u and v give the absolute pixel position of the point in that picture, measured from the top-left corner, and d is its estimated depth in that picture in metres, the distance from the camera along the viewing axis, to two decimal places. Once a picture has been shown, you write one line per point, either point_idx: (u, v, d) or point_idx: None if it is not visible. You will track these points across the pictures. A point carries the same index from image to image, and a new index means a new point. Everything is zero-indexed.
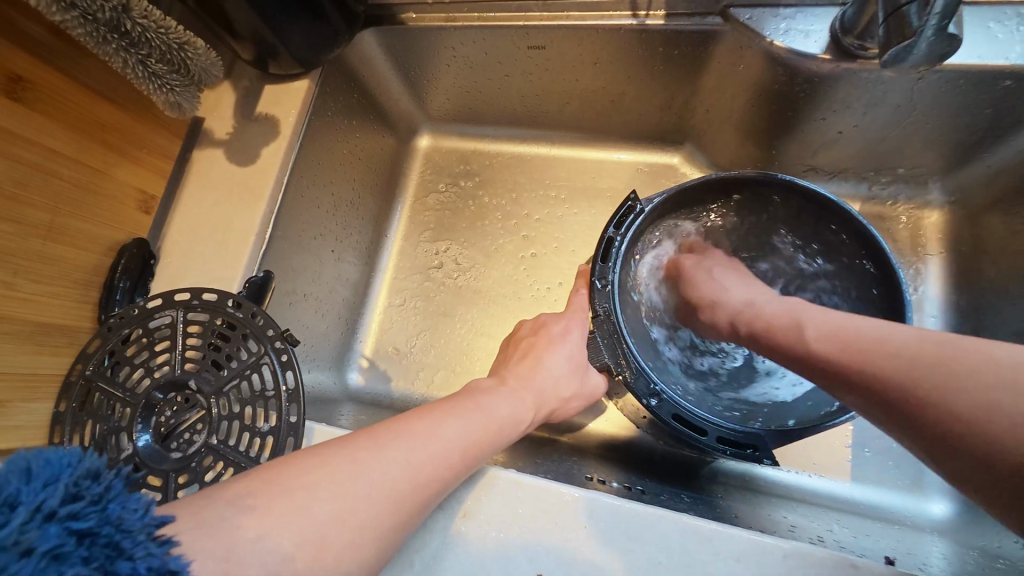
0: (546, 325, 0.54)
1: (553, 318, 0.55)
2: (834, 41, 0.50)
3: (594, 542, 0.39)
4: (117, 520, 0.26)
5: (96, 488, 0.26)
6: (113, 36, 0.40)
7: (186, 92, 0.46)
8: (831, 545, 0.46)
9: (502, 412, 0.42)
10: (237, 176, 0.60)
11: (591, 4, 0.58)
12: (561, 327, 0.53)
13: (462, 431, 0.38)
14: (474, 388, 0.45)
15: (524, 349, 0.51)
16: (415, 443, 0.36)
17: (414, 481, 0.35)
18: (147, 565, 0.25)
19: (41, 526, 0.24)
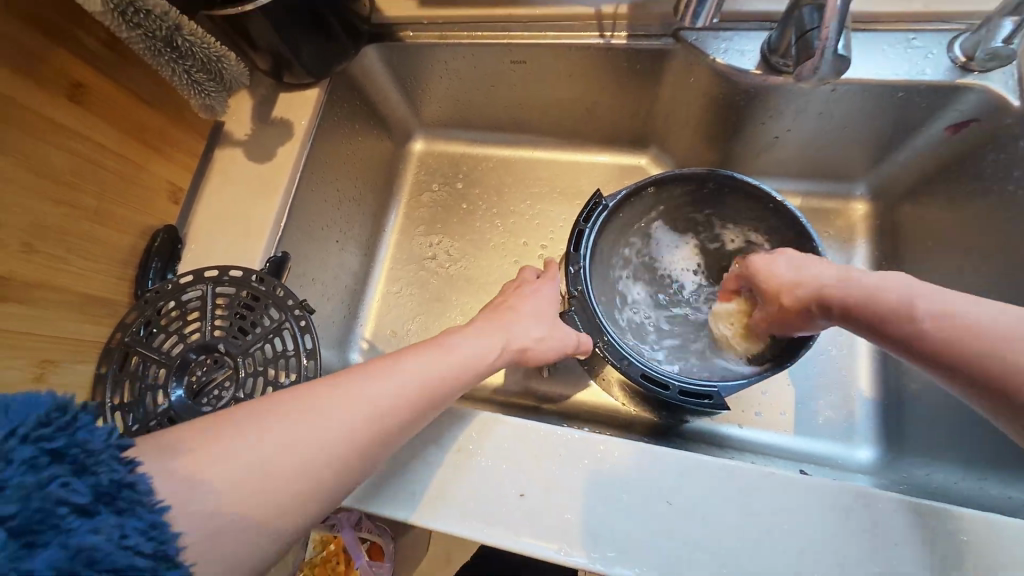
0: (523, 284, 0.61)
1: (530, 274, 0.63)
2: (764, 59, 0.60)
3: (568, 467, 0.47)
4: (83, 443, 0.31)
5: (62, 418, 0.31)
6: (166, 50, 0.47)
7: (218, 96, 0.54)
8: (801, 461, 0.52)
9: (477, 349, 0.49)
10: (254, 172, 0.68)
11: (564, 25, 0.67)
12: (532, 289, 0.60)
13: (450, 364, 0.46)
14: (465, 329, 0.51)
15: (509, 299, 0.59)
16: (403, 368, 0.42)
17: (406, 398, 0.41)
18: (110, 477, 0.30)
19: (16, 444, 0.29)
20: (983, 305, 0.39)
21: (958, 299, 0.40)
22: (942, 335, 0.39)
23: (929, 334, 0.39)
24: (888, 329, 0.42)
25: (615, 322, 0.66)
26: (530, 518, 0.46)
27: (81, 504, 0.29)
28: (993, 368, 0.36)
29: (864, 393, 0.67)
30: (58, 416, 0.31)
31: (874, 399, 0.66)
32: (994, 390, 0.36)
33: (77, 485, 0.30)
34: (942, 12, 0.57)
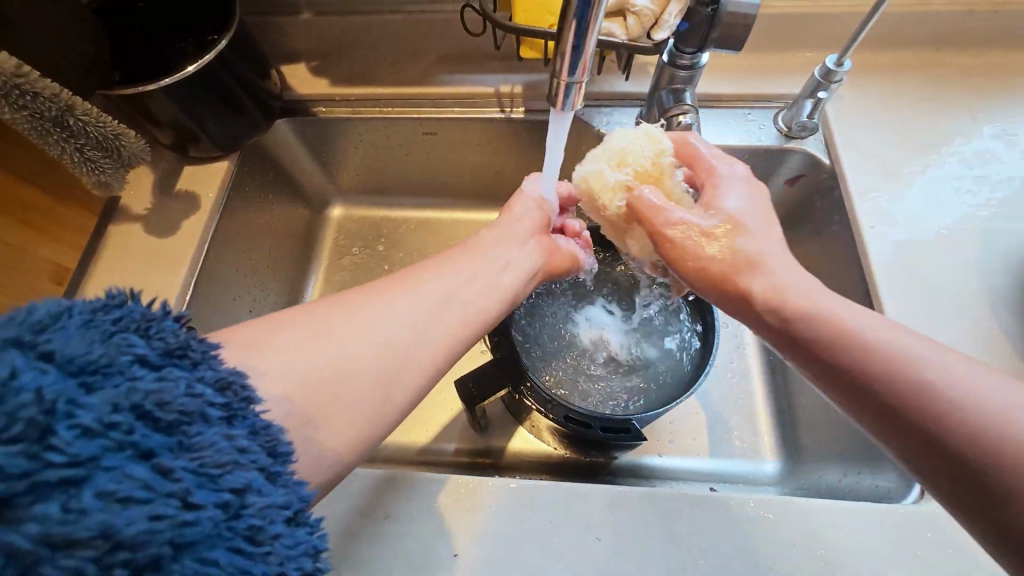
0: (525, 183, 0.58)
1: (536, 191, 0.58)
2: (640, 129, 0.70)
3: (500, 517, 0.48)
4: (165, 341, 0.28)
5: (135, 320, 0.28)
6: (57, 130, 0.46)
7: (115, 173, 0.52)
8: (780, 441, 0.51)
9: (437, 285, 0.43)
10: (156, 246, 0.65)
11: (468, 102, 0.74)
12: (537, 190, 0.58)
13: (415, 305, 0.41)
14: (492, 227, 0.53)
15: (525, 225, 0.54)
16: (359, 324, 0.38)
17: (360, 352, 0.38)
18: (206, 382, 0.28)
19: (108, 344, 0.26)
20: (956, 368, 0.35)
21: (894, 339, 0.37)
22: (859, 382, 0.38)
23: (914, 402, 0.35)
24: (877, 381, 0.37)
25: (545, 370, 0.67)
26: None
27: (145, 356, 0.27)
28: (918, 412, 0.35)
29: (763, 411, 0.74)
30: (113, 294, 0.29)
31: (772, 416, 0.74)
32: (964, 478, 0.32)
33: (144, 345, 0.28)
34: (770, 92, 0.69)
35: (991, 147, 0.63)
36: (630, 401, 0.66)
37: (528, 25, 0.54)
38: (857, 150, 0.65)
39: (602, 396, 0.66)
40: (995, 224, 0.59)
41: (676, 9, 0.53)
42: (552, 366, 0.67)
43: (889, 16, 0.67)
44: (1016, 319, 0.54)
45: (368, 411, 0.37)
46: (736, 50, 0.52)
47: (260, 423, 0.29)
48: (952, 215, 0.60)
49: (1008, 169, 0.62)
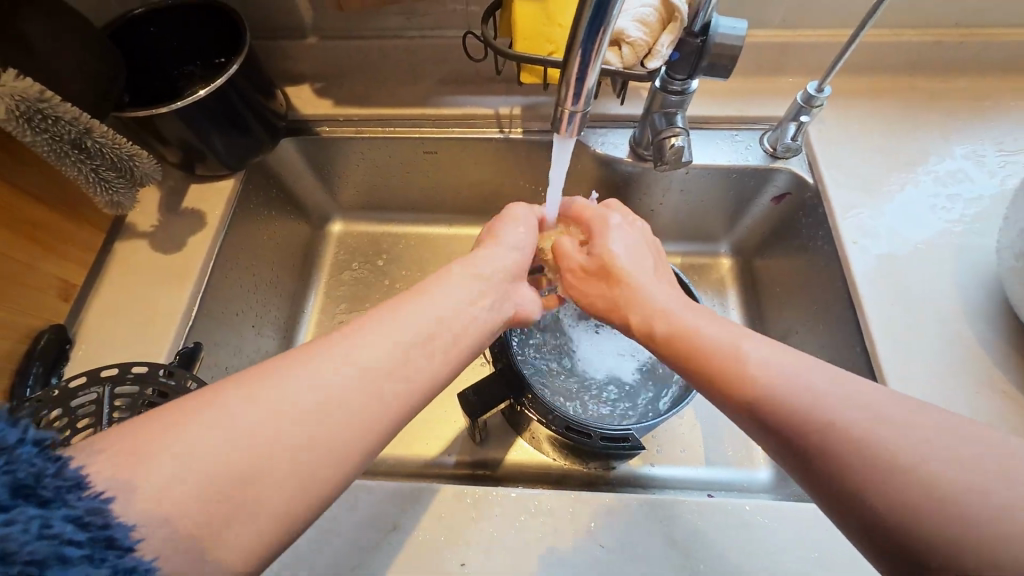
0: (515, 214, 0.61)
1: (524, 224, 0.60)
2: (633, 148, 0.74)
3: (505, 527, 0.49)
4: (23, 474, 0.25)
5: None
6: (74, 152, 0.48)
7: (126, 191, 0.53)
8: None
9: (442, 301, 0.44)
10: (162, 262, 0.66)
11: (468, 122, 0.77)
12: (526, 223, 0.61)
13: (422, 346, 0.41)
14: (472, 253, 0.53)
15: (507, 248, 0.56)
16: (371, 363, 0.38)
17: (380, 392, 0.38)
18: (71, 517, 0.25)
19: None
20: (941, 427, 0.31)
21: (844, 396, 0.34)
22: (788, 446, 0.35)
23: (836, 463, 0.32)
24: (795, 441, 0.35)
25: (546, 385, 0.68)
26: None
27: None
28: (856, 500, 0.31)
29: None
30: None
31: None
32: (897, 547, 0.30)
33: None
34: (756, 115, 0.73)
35: (963, 167, 0.67)
36: (628, 414, 0.68)
37: (529, 53, 0.57)
38: (839, 170, 0.69)
39: (602, 409, 0.68)
40: (969, 239, 0.62)
41: (667, 38, 0.54)
42: (553, 382, 0.69)
43: (866, 45, 0.71)
44: (989, 330, 0.57)
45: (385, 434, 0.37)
46: (724, 77, 0.56)
47: (127, 562, 0.26)
48: (928, 231, 0.63)
49: (980, 187, 0.65)
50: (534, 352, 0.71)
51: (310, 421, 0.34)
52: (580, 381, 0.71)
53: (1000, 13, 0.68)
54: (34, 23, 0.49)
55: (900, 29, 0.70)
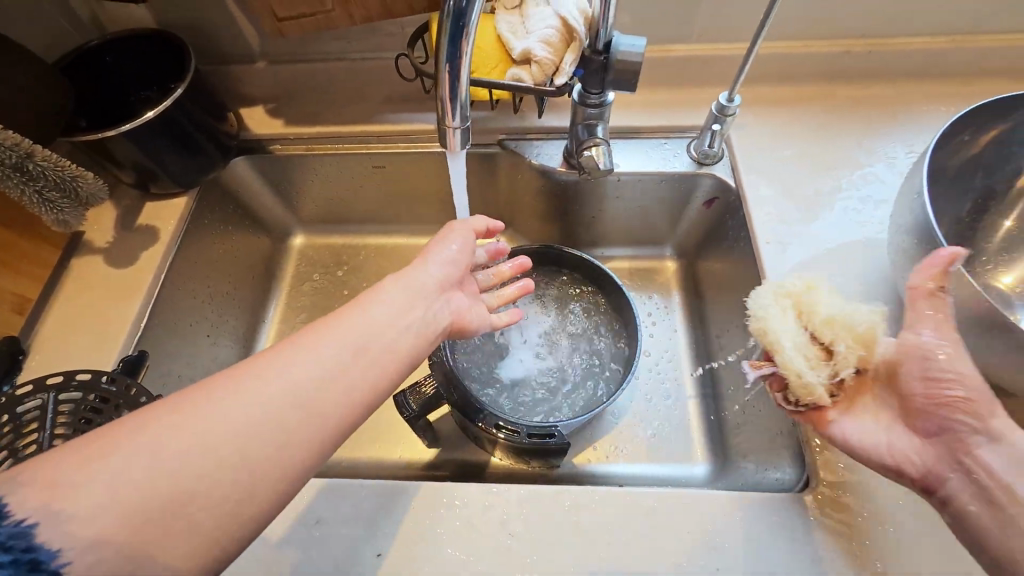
0: (450, 232, 0.56)
1: (463, 247, 0.55)
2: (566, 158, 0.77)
3: (423, 519, 0.51)
4: None
5: None
6: (16, 175, 0.52)
7: (71, 211, 0.57)
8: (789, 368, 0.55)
9: (363, 324, 0.43)
10: (117, 277, 0.69)
11: (412, 137, 0.81)
12: (465, 247, 0.56)
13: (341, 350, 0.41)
14: (397, 275, 0.49)
15: (439, 274, 0.52)
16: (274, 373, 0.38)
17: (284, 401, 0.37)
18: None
19: None
20: None
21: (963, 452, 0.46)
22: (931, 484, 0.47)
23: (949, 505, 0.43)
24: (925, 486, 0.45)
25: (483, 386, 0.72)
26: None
27: None
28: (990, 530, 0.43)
29: (696, 416, 0.78)
30: None
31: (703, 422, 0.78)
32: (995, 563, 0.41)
33: None
34: (683, 125, 0.77)
35: (876, 170, 0.71)
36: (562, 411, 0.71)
37: None
38: (760, 176, 0.72)
39: (538, 407, 0.71)
40: (879, 237, 0.65)
41: (571, 58, 0.57)
42: (490, 383, 0.73)
43: (782, 55, 0.75)
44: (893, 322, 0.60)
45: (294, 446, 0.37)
46: (631, 91, 0.59)
47: None
48: (842, 232, 0.67)
49: (889, 189, 0.69)
50: (474, 354, 0.74)
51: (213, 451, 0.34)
52: (518, 381, 0.74)
53: (904, 24, 0.72)
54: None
55: (811, 41, 0.74)
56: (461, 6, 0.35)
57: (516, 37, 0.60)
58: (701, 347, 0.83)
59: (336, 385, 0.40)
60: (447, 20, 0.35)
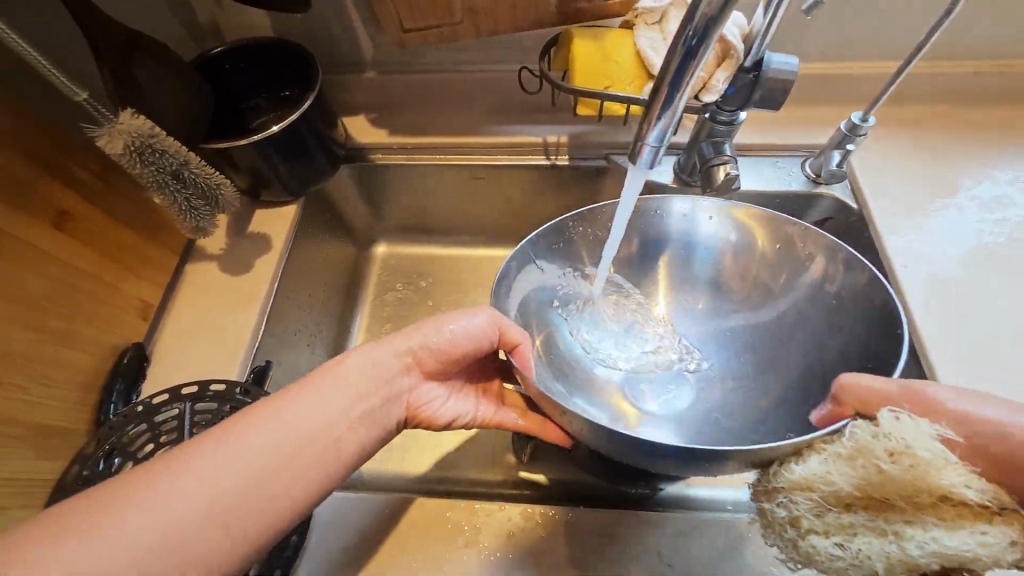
0: (469, 312, 0.49)
1: (466, 336, 0.49)
2: (677, 173, 0.74)
3: (573, 545, 0.51)
4: None
5: None
6: (170, 180, 0.51)
7: (209, 218, 0.56)
8: (580, 392, 0.58)
9: (349, 377, 0.46)
10: (231, 284, 0.69)
11: (515, 149, 0.80)
12: (470, 336, 0.49)
13: (309, 411, 0.43)
14: (388, 351, 0.49)
15: (413, 346, 0.50)
16: (238, 434, 0.40)
17: (248, 464, 0.39)
18: None
19: None
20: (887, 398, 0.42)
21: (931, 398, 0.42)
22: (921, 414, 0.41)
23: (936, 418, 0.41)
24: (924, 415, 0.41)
25: None
26: None
27: None
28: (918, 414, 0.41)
29: None
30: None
31: None
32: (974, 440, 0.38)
33: None
34: (798, 142, 0.75)
35: (1005, 193, 0.69)
36: None
37: (587, 88, 0.60)
38: (883, 196, 0.70)
39: None
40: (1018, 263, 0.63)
41: (722, 75, 0.56)
42: None
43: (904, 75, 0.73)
44: None
45: (260, 501, 0.39)
46: (775, 108, 0.59)
47: None
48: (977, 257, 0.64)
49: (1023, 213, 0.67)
50: None
51: (193, 506, 0.37)
52: None
53: None
54: (146, 55, 0.54)
55: (936, 60, 0.73)
56: (700, 36, 0.36)
57: (656, 52, 0.59)
58: None
59: (327, 433, 0.43)
60: (680, 48, 0.36)
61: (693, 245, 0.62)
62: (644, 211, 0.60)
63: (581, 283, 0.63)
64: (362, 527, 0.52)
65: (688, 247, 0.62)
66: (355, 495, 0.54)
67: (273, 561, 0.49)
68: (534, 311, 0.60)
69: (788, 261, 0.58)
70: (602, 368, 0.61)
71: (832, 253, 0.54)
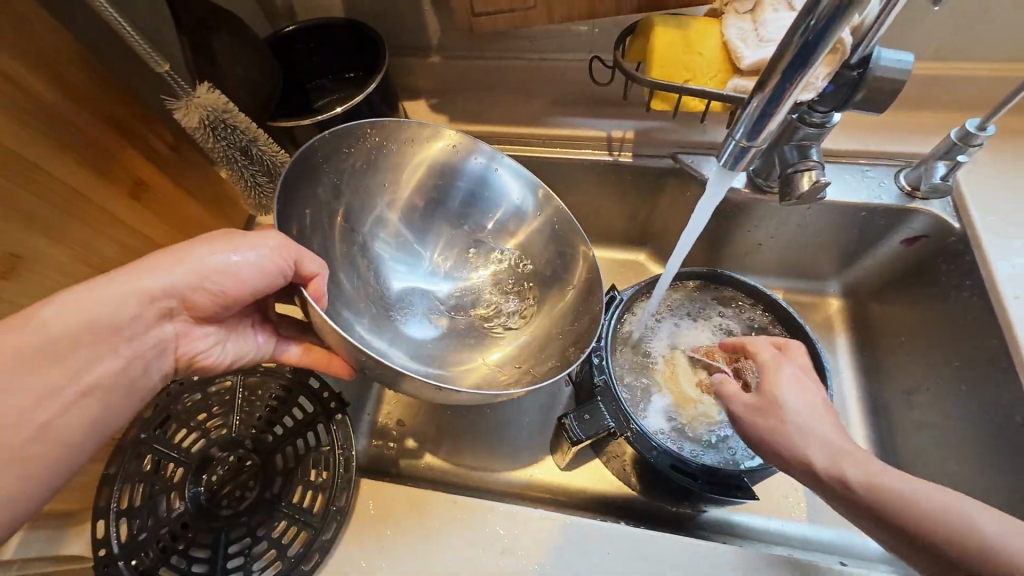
0: (256, 241, 0.46)
1: (253, 270, 0.46)
2: (750, 178, 0.69)
3: (616, 565, 0.48)
4: None
5: None
6: (239, 156, 0.52)
7: (271, 195, 0.57)
8: (436, 323, 0.63)
9: (94, 310, 0.42)
10: None
11: (577, 143, 0.76)
12: (256, 268, 0.45)
13: (35, 340, 0.39)
14: (119, 274, 0.44)
15: (174, 286, 0.45)
16: None
17: None
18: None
19: None
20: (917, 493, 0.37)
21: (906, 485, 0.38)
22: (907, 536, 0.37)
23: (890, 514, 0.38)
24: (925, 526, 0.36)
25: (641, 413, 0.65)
26: None
27: None
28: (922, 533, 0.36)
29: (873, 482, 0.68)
30: None
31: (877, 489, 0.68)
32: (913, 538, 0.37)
33: None
34: (891, 151, 0.69)
35: None
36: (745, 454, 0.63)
37: (665, 80, 0.56)
38: (994, 214, 0.63)
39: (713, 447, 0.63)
40: None
41: (823, 71, 0.50)
42: (651, 411, 0.66)
43: None
44: None
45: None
46: (877, 112, 0.53)
47: None
48: None
49: None
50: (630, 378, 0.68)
51: None
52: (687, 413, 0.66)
53: None
54: (226, 30, 0.54)
55: None
56: (821, 27, 0.31)
57: (747, 43, 0.54)
58: (876, 406, 0.72)
59: (81, 374, 0.42)
60: (796, 37, 0.32)
61: (484, 191, 0.65)
62: (419, 163, 0.64)
63: (425, 225, 0.66)
64: (399, 519, 0.51)
65: (479, 191, 0.66)
66: (389, 486, 0.53)
67: (312, 544, 0.48)
68: (347, 227, 0.60)
69: (556, 239, 0.65)
70: (461, 304, 0.65)
71: (573, 232, 0.63)
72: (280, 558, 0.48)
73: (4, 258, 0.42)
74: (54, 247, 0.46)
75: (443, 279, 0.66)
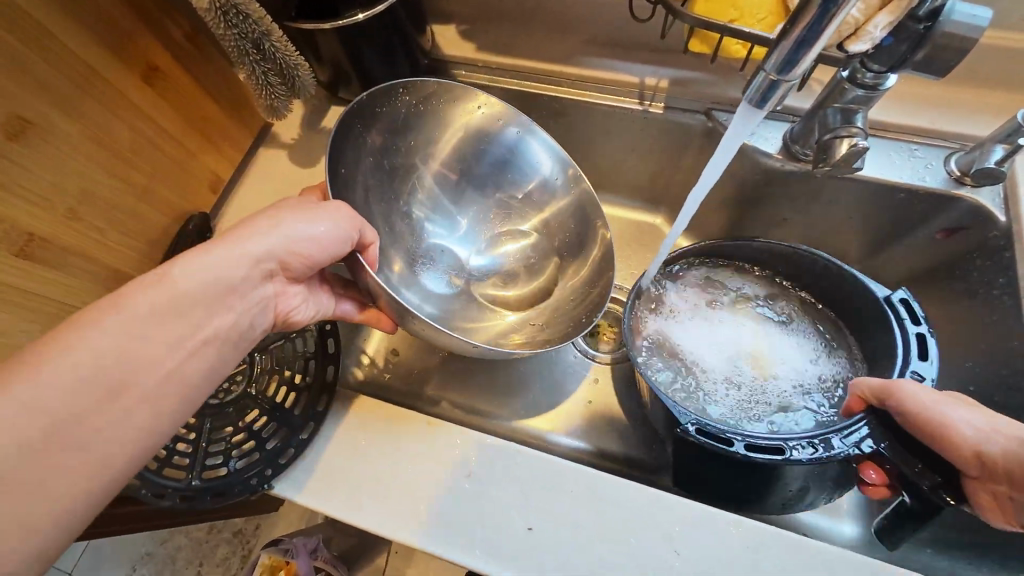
0: (333, 211, 0.47)
1: (336, 241, 0.47)
2: (785, 146, 0.64)
3: (581, 506, 0.49)
4: None
5: None
6: (251, 51, 0.50)
7: (284, 100, 0.56)
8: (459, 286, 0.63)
9: (207, 272, 0.40)
10: (298, 175, 0.68)
11: (608, 88, 0.72)
12: (337, 237, 0.47)
13: (150, 306, 0.37)
14: (216, 244, 0.42)
15: (271, 251, 0.44)
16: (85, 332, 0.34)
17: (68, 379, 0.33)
18: None
19: None
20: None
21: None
22: None
23: None
24: None
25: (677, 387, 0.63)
26: (537, 551, 0.46)
27: None
28: None
29: None
30: None
31: None
32: None
33: None
34: (945, 131, 0.63)
35: None
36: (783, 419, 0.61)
37: (709, 17, 0.52)
38: None
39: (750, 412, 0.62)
40: None
41: (885, 19, 0.44)
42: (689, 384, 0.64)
43: None
44: None
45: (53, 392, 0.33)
46: (937, 76, 0.48)
47: None
48: None
49: None
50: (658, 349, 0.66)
51: None
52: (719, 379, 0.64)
53: None
54: None
55: None
56: None
57: None
58: None
59: (200, 327, 0.40)
60: None
61: (515, 160, 0.64)
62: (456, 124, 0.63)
63: (458, 190, 0.65)
64: (375, 430, 0.52)
65: (510, 159, 0.65)
66: (366, 399, 0.54)
67: (290, 440, 0.51)
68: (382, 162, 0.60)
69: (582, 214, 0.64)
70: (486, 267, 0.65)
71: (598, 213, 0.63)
72: (257, 449, 0.51)
73: (14, 119, 0.43)
74: (65, 119, 0.46)
75: (472, 244, 0.65)
